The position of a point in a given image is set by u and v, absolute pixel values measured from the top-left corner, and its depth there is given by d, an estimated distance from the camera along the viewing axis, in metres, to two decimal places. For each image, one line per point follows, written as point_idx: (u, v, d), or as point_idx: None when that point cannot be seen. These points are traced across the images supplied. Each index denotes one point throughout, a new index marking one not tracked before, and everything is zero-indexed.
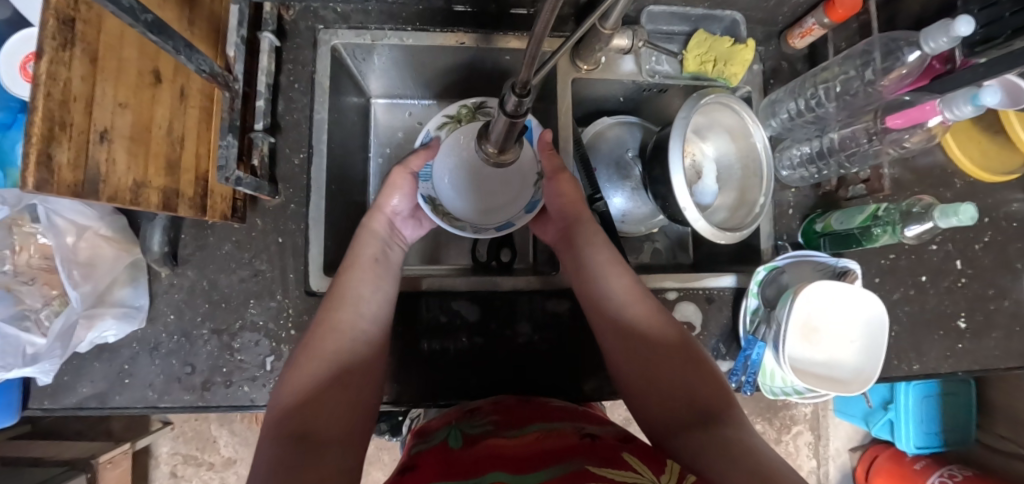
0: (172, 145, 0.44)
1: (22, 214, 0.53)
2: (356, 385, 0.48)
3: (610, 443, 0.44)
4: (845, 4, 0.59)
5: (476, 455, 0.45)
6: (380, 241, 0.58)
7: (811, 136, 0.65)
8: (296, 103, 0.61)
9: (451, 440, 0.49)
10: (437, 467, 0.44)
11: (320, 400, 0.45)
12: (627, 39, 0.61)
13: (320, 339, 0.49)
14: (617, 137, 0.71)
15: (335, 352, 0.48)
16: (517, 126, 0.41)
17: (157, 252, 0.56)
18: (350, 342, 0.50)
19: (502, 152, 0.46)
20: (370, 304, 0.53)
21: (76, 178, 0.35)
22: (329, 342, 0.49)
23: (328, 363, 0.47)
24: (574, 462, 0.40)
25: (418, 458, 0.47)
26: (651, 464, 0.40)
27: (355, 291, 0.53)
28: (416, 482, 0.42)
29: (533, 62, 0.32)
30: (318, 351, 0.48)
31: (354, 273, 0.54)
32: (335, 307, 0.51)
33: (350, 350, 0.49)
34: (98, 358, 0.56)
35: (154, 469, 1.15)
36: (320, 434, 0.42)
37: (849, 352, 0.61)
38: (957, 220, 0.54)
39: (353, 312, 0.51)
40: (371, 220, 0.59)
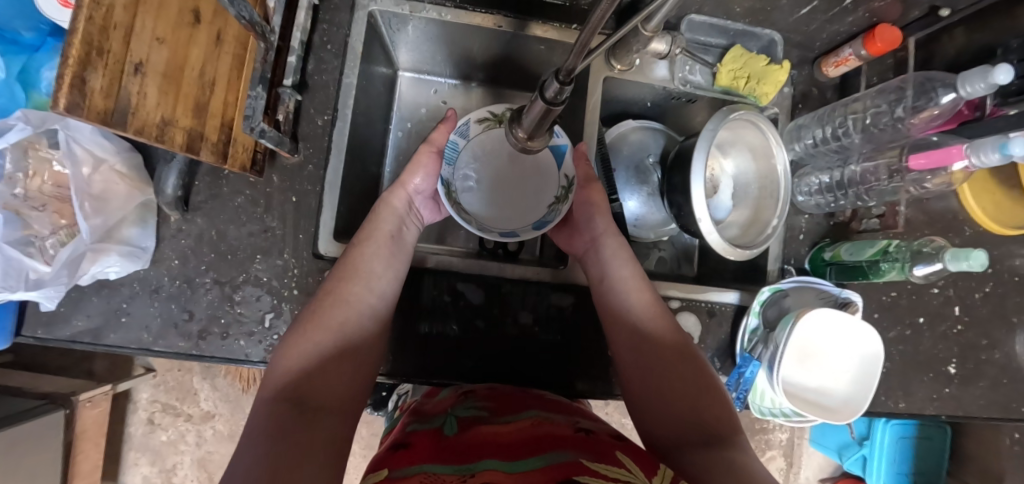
0: (202, 89, 0.44)
1: (39, 138, 0.53)
2: (356, 357, 0.48)
3: (605, 440, 0.44)
4: (884, 38, 0.60)
5: (469, 442, 0.45)
6: (397, 217, 0.58)
7: (832, 165, 0.65)
8: (327, 65, 0.61)
9: (446, 427, 0.49)
10: (430, 450, 0.44)
11: (319, 373, 0.45)
12: (665, 44, 0.61)
13: (330, 308, 0.49)
14: (640, 141, 0.71)
15: (342, 323, 0.49)
16: (551, 115, 0.41)
17: (170, 195, 0.54)
18: (357, 314, 0.50)
19: (534, 140, 0.45)
20: (382, 281, 0.53)
21: (106, 105, 0.36)
22: (337, 312, 0.49)
23: (333, 335, 0.48)
24: (566, 453, 0.40)
25: (412, 437, 0.47)
26: (643, 465, 0.40)
27: (367, 264, 0.53)
28: (406, 459, 0.42)
29: (582, 51, 0.32)
30: (329, 320, 0.48)
31: (367, 246, 0.54)
32: (348, 279, 0.51)
33: (356, 323, 0.50)
34: (97, 294, 0.56)
35: (131, 413, 1.15)
36: (319, 403, 0.43)
37: (840, 381, 0.61)
38: (967, 265, 0.54)
39: (364, 286, 0.52)
40: (392, 195, 0.58)
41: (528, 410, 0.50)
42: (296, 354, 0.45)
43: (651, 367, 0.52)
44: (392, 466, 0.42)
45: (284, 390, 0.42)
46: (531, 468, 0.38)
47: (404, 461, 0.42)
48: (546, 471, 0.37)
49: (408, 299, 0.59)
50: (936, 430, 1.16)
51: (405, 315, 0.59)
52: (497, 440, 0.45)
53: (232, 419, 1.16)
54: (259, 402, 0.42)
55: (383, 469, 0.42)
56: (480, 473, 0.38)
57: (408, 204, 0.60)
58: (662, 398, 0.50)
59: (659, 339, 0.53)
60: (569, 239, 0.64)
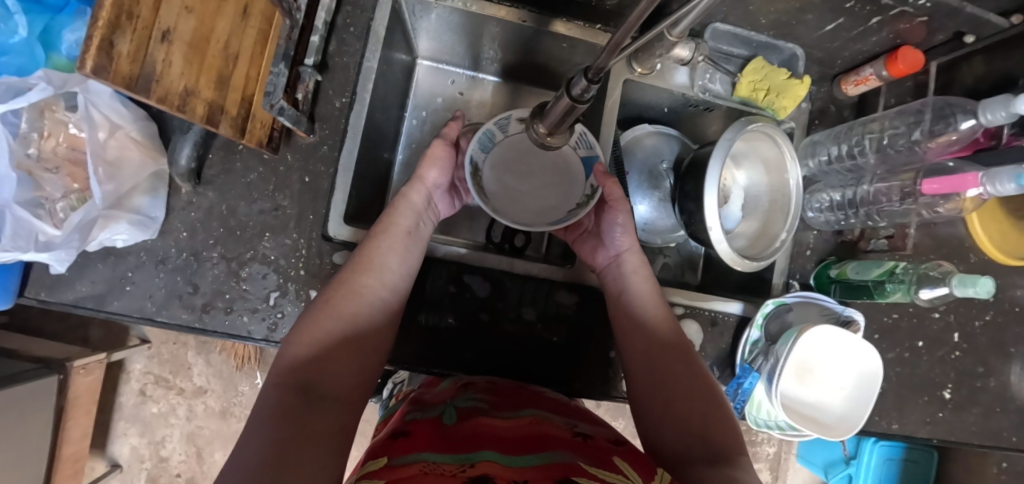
0: (225, 61, 0.44)
1: (56, 100, 0.53)
2: (367, 347, 0.48)
3: (602, 445, 0.44)
4: (907, 60, 0.60)
5: (468, 431, 0.45)
6: (415, 213, 0.57)
7: (845, 184, 0.65)
8: (348, 47, 0.60)
9: (445, 417, 0.49)
10: (428, 438, 0.44)
11: (329, 362, 0.45)
12: (688, 51, 0.60)
13: (345, 298, 0.49)
14: (654, 146, 0.71)
15: (352, 314, 0.48)
16: (575, 112, 0.40)
17: (183, 167, 0.54)
18: (371, 306, 0.50)
19: (554, 136, 0.45)
20: (395, 275, 0.53)
21: (132, 70, 0.38)
22: (352, 303, 0.49)
23: (343, 325, 0.47)
24: (562, 454, 0.40)
25: (411, 426, 0.47)
26: (640, 471, 0.40)
27: (384, 257, 0.53)
28: (406, 448, 0.42)
29: (613, 51, 0.32)
30: (344, 309, 0.49)
31: (384, 239, 0.54)
32: (362, 272, 0.51)
33: (367, 315, 0.49)
34: (103, 260, 0.56)
35: (124, 383, 1.15)
36: (325, 389, 0.43)
37: (836, 397, 0.62)
38: (974, 291, 0.54)
39: (377, 279, 0.51)
40: (411, 190, 0.58)
41: (528, 409, 0.50)
42: (308, 339, 0.45)
43: (660, 381, 0.52)
44: (391, 455, 0.42)
45: (293, 375, 0.42)
46: (528, 465, 0.38)
47: (403, 449, 0.42)
48: (542, 469, 0.37)
49: (413, 287, 0.59)
50: (922, 456, 1.17)
51: (409, 303, 0.59)
52: (494, 433, 0.45)
53: (224, 396, 1.16)
54: (268, 386, 0.42)
55: (382, 457, 0.41)
56: (480, 463, 0.38)
57: (427, 201, 0.59)
58: (670, 412, 0.50)
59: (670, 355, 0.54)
60: (582, 240, 0.64)
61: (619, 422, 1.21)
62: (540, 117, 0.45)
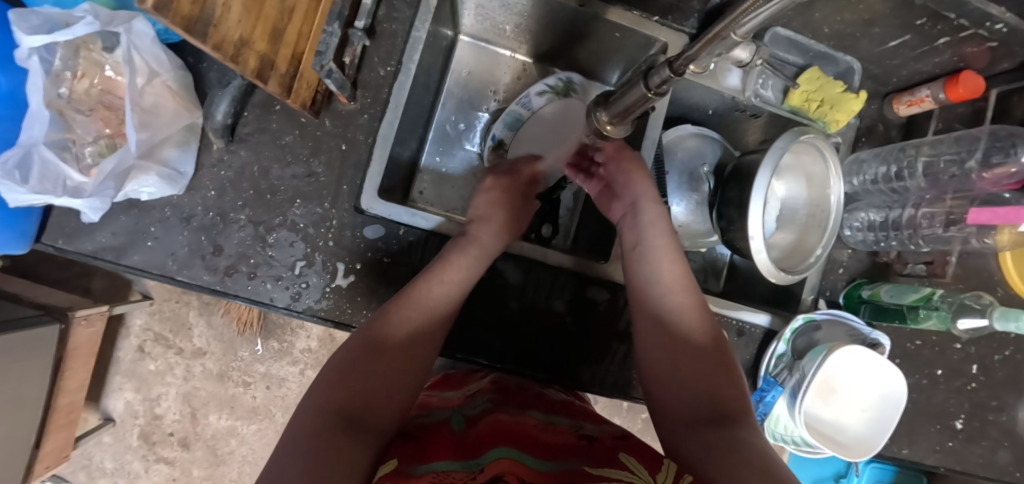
0: (282, 15, 0.42)
1: (94, 39, 0.50)
2: (409, 372, 0.46)
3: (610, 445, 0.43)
4: (968, 85, 0.58)
5: (480, 434, 0.44)
6: (480, 249, 0.54)
7: (887, 205, 0.65)
8: (398, 14, 0.58)
9: (453, 421, 0.48)
10: (440, 443, 0.43)
11: (370, 389, 0.43)
12: (748, 53, 0.58)
13: (391, 324, 0.46)
14: (697, 148, 0.70)
15: (400, 338, 0.46)
16: (646, 104, 0.40)
17: (218, 122, 0.52)
18: (429, 320, 0.48)
19: (617, 127, 0.45)
20: (448, 305, 0.50)
21: (192, 11, 0.34)
22: (412, 318, 0.47)
23: (396, 351, 0.46)
24: (569, 462, 0.39)
25: (418, 430, 0.46)
26: (648, 462, 0.39)
27: (440, 290, 0.50)
28: (422, 452, 0.41)
29: (705, 42, 0.30)
30: (393, 338, 0.46)
31: (440, 270, 0.51)
32: (409, 303, 0.48)
33: (417, 337, 0.47)
34: (127, 212, 0.54)
35: (123, 338, 1.13)
36: (367, 422, 0.41)
37: (856, 419, 0.61)
38: (1016, 325, 0.54)
39: (425, 312, 0.48)
40: (476, 228, 0.55)
41: (534, 411, 0.50)
42: (357, 354, 0.44)
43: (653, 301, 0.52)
44: (402, 458, 0.40)
45: (335, 403, 0.40)
46: (542, 469, 0.37)
47: (408, 453, 0.41)
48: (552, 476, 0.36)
49: None
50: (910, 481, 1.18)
51: None
52: (504, 429, 0.45)
53: (223, 359, 1.15)
54: (307, 411, 0.40)
55: (393, 459, 0.39)
56: (489, 466, 0.38)
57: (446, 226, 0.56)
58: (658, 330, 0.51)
59: (689, 328, 0.50)
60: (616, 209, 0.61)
61: (616, 420, 1.21)
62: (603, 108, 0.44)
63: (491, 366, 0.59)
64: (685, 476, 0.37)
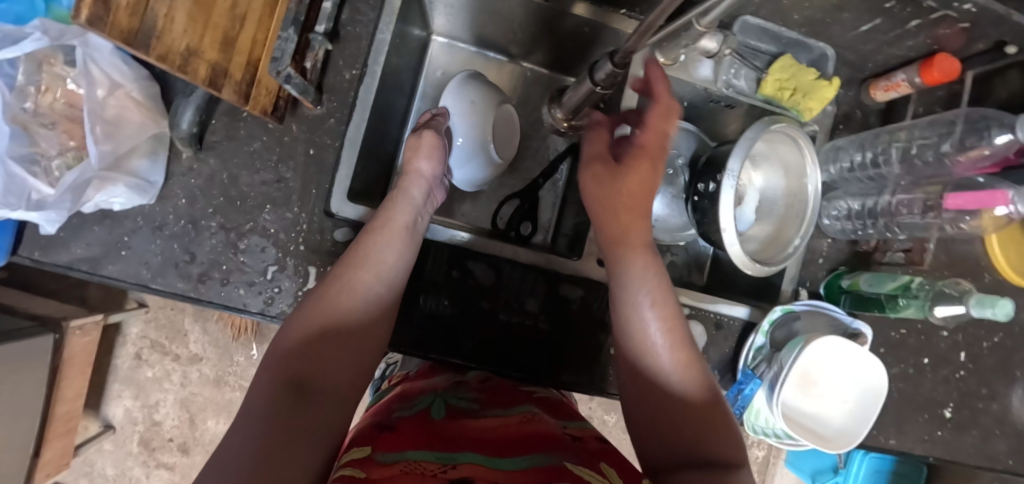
0: (232, 22, 0.43)
1: (55, 53, 0.51)
2: (361, 348, 0.46)
3: (589, 449, 0.44)
4: (942, 68, 0.57)
5: (457, 430, 0.44)
6: (414, 206, 0.54)
7: (866, 192, 0.63)
8: (362, 17, 0.58)
9: (434, 410, 0.48)
10: (417, 434, 0.43)
11: (319, 363, 0.42)
12: (715, 42, 0.57)
13: (336, 294, 0.46)
14: (672, 141, 0.68)
15: (346, 310, 0.46)
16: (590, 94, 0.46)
17: (184, 130, 0.52)
18: (380, 285, 0.48)
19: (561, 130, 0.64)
20: (392, 271, 0.49)
21: (130, 24, 0.36)
22: (358, 285, 0.47)
23: (338, 322, 0.45)
24: (553, 456, 0.39)
25: (398, 419, 0.46)
26: (626, 476, 0.40)
27: (382, 255, 0.49)
28: (394, 441, 0.41)
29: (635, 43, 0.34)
30: (338, 310, 0.45)
31: (383, 235, 0.50)
32: (356, 267, 0.48)
33: (361, 309, 0.46)
34: (100, 223, 0.54)
35: (120, 346, 1.15)
36: (318, 390, 0.41)
37: (837, 410, 0.60)
38: (992, 313, 0.52)
39: (373, 276, 0.48)
40: (409, 183, 0.55)
41: (518, 407, 0.50)
42: (302, 338, 0.43)
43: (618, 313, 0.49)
44: (377, 447, 0.40)
45: (283, 370, 0.41)
46: (516, 468, 0.37)
47: (386, 443, 0.41)
48: (529, 473, 0.36)
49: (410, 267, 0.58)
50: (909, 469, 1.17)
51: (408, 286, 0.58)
52: (485, 433, 0.44)
53: (220, 364, 1.16)
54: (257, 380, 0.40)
55: (365, 447, 0.40)
56: (462, 466, 0.37)
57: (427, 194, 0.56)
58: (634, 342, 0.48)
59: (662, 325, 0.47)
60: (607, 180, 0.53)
61: (611, 416, 1.21)
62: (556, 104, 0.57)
63: (466, 365, 0.59)
64: None
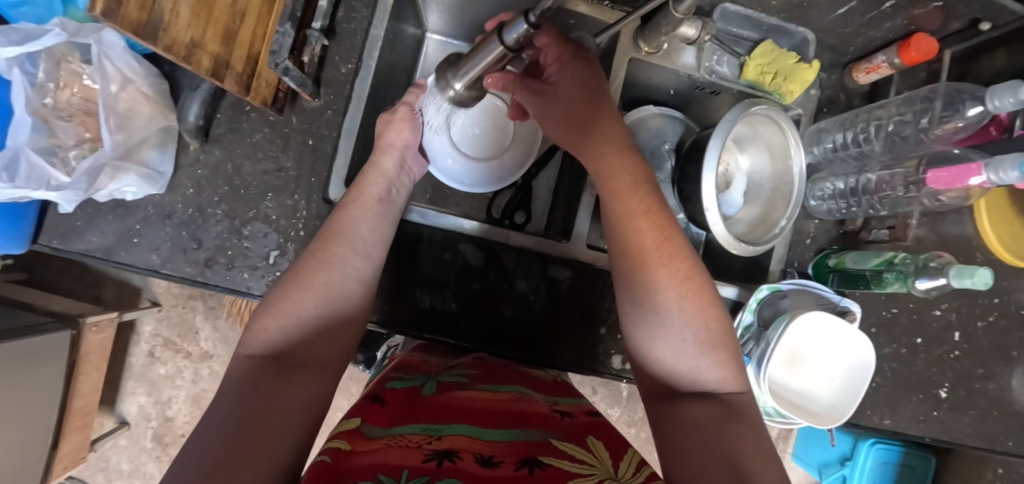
0: (232, 17, 0.46)
1: (72, 52, 0.56)
2: (343, 320, 0.49)
3: (579, 424, 0.44)
4: (920, 48, 0.58)
5: (444, 403, 0.46)
6: (387, 180, 0.57)
7: (849, 172, 0.65)
8: (356, 14, 0.61)
9: (425, 387, 0.50)
10: (405, 409, 0.44)
11: (301, 339, 0.45)
12: (695, 30, 0.59)
13: (312, 272, 0.48)
14: (658, 128, 0.71)
15: (325, 283, 0.48)
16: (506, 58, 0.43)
17: (191, 123, 0.56)
18: (358, 256, 0.51)
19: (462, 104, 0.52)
20: (368, 243, 0.52)
21: (141, 17, 0.39)
22: (334, 258, 0.50)
23: (317, 297, 0.47)
24: (536, 432, 0.40)
25: (388, 392, 0.48)
26: (614, 450, 0.40)
27: (358, 228, 0.52)
28: (379, 415, 0.43)
29: None
30: (315, 285, 0.48)
31: (355, 209, 0.53)
32: (332, 241, 0.51)
33: (339, 284, 0.49)
34: (113, 212, 0.57)
35: (134, 344, 1.18)
36: (301, 362, 0.43)
37: (826, 387, 0.62)
38: (971, 282, 0.53)
39: (348, 248, 0.51)
40: (382, 157, 0.57)
41: (508, 385, 0.51)
42: (279, 315, 0.45)
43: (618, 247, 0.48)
44: (367, 418, 0.42)
45: (266, 346, 0.43)
46: (501, 440, 0.39)
47: (374, 416, 0.42)
48: (515, 445, 0.38)
49: (405, 251, 0.60)
50: (921, 463, 1.15)
51: (403, 269, 0.60)
52: (472, 404, 0.46)
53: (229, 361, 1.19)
54: (239, 358, 0.41)
55: (356, 418, 0.42)
56: (447, 436, 0.38)
57: (399, 166, 0.59)
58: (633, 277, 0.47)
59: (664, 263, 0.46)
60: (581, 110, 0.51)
61: (615, 410, 1.22)
62: (451, 73, 0.48)
63: (460, 344, 0.61)
64: (647, 467, 0.38)
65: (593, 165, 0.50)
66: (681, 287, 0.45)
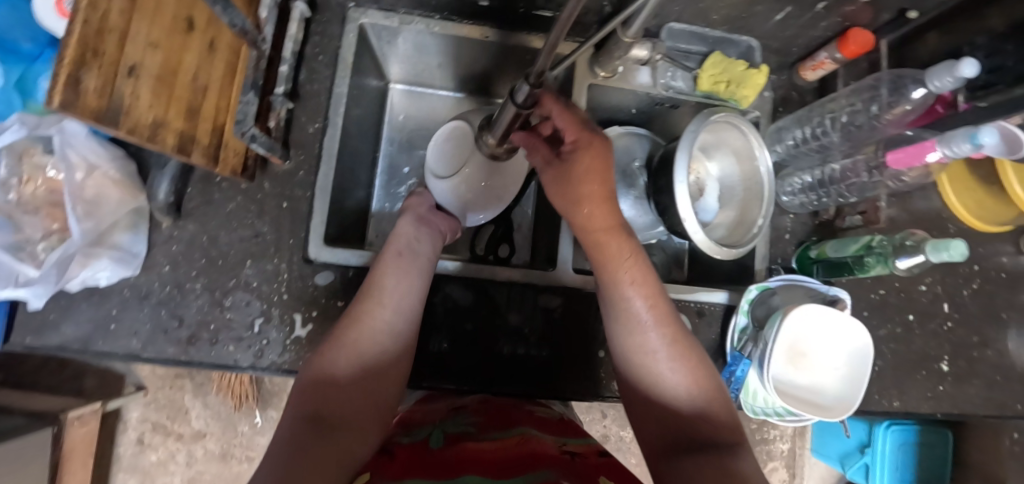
0: (195, 93, 0.46)
1: (35, 145, 0.55)
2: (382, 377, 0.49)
3: (591, 463, 0.43)
4: (857, 41, 0.62)
5: (455, 456, 0.44)
6: (410, 233, 0.58)
7: (813, 165, 0.67)
8: (318, 75, 0.62)
9: (432, 439, 0.48)
10: (414, 461, 0.43)
11: (337, 394, 0.46)
12: (646, 50, 0.62)
13: (352, 332, 0.50)
14: (626, 146, 0.72)
15: (364, 340, 0.49)
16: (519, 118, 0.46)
17: (162, 200, 0.55)
18: (394, 313, 0.52)
19: (496, 155, 0.57)
20: (401, 297, 0.53)
21: (100, 104, 0.37)
22: (373, 316, 0.51)
23: (353, 355, 0.48)
24: (549, 472, 0.39)
25: (396, 448, 0.46)
26: None
27: (386, 281, 0.53)
28: (387, 470, 0.41)
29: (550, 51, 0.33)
30: (356, 344, 0.49)
31: (386, 264, 0.54)
32: (364, 300, 0.52)
33: (377, 340, 0.50)
34: (87, 300, 0.56)
35: (121, 433, 1.13)
36: (335, 417, 0.44)
37: (832, 378, 0.61)
38: (947, 256, 0.53)
39: (381, 304, 0.52)
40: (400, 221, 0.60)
41: (516, 427, 0.50)
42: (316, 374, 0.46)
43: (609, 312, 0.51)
44: (374, 474, 0.40)
45: (305, 405, 0.44)
46: None
47: (385, 470, 0.41)
48: None
49: None
50: (944, 440, 1.13)
51: None
52: (483, 455, 0.44)
53: (224, 437, 1.14)
54: (286, 418, 0.43)
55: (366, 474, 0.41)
56: None
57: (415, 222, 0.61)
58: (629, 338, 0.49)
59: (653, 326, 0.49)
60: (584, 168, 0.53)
61: (627, 431, 1.19)
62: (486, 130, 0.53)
63: (458, 388, 0.59)
64: None
65: (578, 216, 0.52)
66: (671, 350, 0.48)
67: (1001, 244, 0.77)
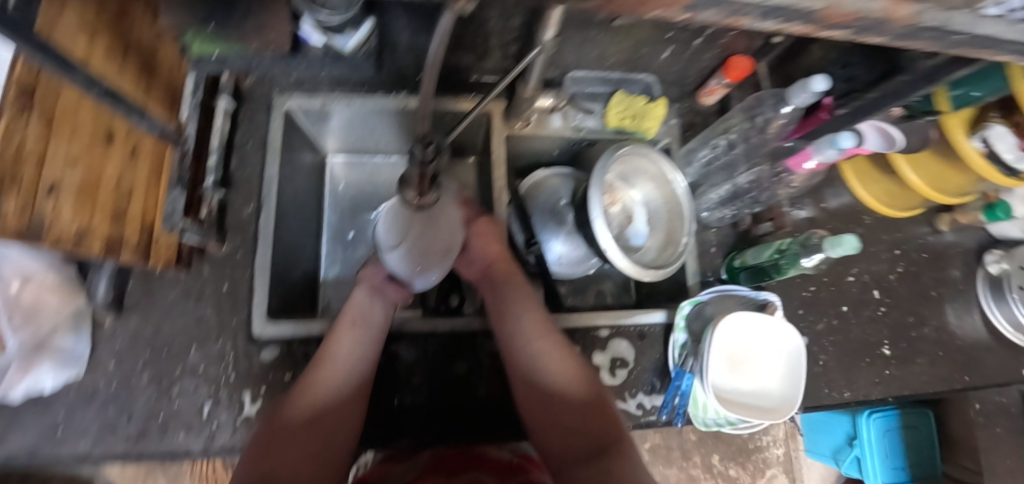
0: (120, 197, 0.50)
1: None
2: (331, 438, 0.51)
3: None
4: (738, 66, 0.67)
5: None
6: (369, 305, 0.60)
7: (722, 181, 0.70)
8: (249, 160, 0.66)
9: None
10: None
11: (283, 458, 0.47)
12: (550, 100, 0.68)
13: (302, 396, 0.52)
14: (553, 187, 0.77)
15: (315, 404, 0.51)
16: (429, 173, 0.46)
17: (102, 299, 0.58)
18: (347, 378, 0.54)
19: (422, 209, 0.52)
20: (356, 362, 0.55)
21: (19, 225, 0.39)
22: (326, 381, 0.53)
23: (301, 417, 0.50)
24: None
25: None
26: None
27: (340, 347, 0.55)
28: None
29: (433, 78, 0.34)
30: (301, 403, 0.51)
31: (342, 331, 0.57)
32: (318, 367, 0.54)
33: (326, 404, 0.52)
34: (32, 410, 0.56)
35: None
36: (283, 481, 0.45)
37: (774, 380, 0.63)
38: (842, 250, 0.57)
39: (333, 370, 0.54)
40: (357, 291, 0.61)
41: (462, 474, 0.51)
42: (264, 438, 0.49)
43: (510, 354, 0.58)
44: None
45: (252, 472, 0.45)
46: None
47: None
48: None
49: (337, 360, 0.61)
50: (931, 420, 1.13)
51: None
52: None
53: None
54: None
55: None
56: None
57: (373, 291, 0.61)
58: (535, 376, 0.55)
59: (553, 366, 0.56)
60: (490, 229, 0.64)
61: None
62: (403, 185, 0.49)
63: (414, 444, 0.60)
64: None
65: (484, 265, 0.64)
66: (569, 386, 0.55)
67: (916, 227, 0.83)
